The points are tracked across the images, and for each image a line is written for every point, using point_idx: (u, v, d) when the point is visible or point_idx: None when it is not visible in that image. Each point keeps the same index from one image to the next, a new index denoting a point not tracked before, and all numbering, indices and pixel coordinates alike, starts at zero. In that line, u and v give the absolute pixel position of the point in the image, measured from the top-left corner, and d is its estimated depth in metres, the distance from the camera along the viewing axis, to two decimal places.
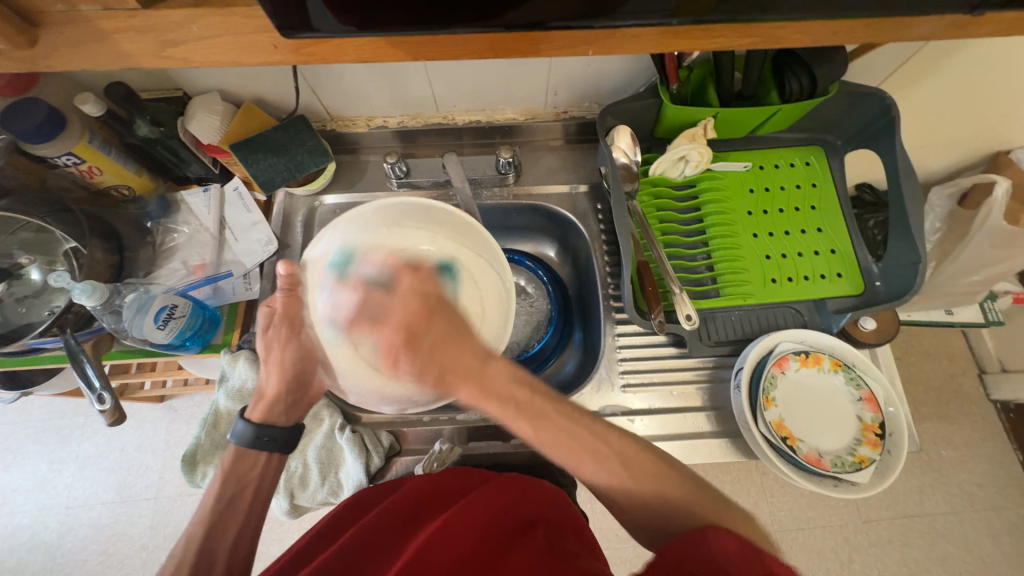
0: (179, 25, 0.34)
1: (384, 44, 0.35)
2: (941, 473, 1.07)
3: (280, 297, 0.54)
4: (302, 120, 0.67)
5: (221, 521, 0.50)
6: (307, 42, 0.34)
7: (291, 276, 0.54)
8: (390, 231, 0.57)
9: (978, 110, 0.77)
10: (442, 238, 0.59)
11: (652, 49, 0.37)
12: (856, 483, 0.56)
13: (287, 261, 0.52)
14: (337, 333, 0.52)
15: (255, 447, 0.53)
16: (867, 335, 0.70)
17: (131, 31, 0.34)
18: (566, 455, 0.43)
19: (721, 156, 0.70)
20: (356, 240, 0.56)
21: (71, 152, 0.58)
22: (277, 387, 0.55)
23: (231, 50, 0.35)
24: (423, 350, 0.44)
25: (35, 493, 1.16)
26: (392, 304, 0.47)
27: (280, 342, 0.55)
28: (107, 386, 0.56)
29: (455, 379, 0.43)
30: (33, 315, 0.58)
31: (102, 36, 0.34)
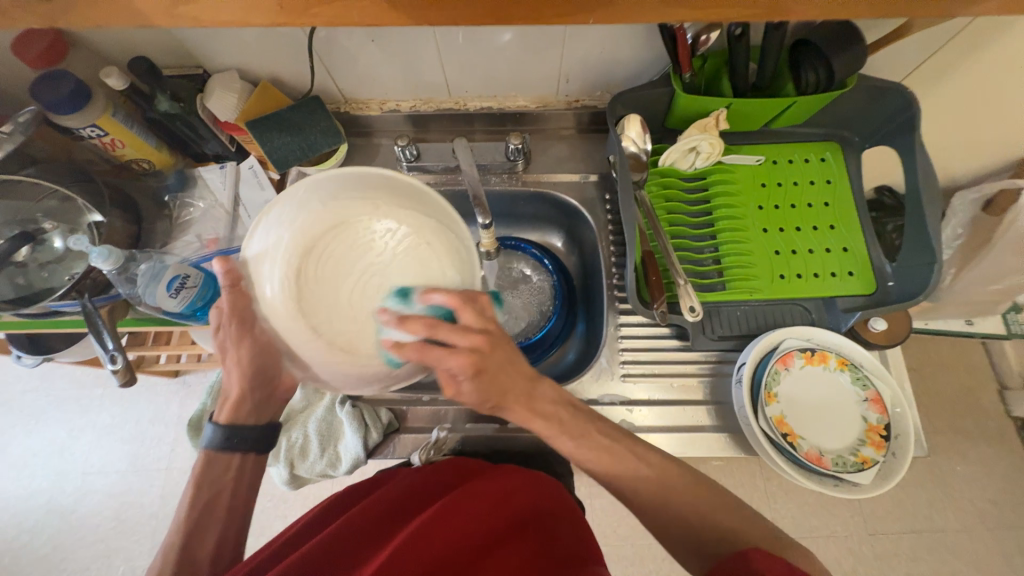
0: None
1: (387, 7, 0.35)
2: (953, 488, 1.04)
3: (226, 296, 0.46)
4: (316, 100, 0.69)
5: (200, 527, 0.50)
6: (312, 3, 0.35)
7: (234, 274, 0.46)
8: (324, 208, 0.47)
9: (1006, 111, 0.74)
10: (384, 207, 0.48)
11: (652, 16, 0.37)
12: (858, 484, 0.55)
13: (224, 257, 0.44)
14: (298, 323, 0.45)
15: (226, 449, 0.53)
16: (878, 337, 0.68)
17: None
18: (596, 464, 0.47)
19: (734, 149, 0.69)
20: (292, 225, 0.45)
21: (95, 124, 0.61)
22: (241, 388, 0.51)
23: (237, 12, 0.36)
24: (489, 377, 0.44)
25: (54, 459, 1.21)
26: (460, 340, 0.42)
27: (233, 342, 0.49)
28: (120, 348, 0.58)
29: (509, 403, 0.47)
30: (54, 280, 0.60)
31: None
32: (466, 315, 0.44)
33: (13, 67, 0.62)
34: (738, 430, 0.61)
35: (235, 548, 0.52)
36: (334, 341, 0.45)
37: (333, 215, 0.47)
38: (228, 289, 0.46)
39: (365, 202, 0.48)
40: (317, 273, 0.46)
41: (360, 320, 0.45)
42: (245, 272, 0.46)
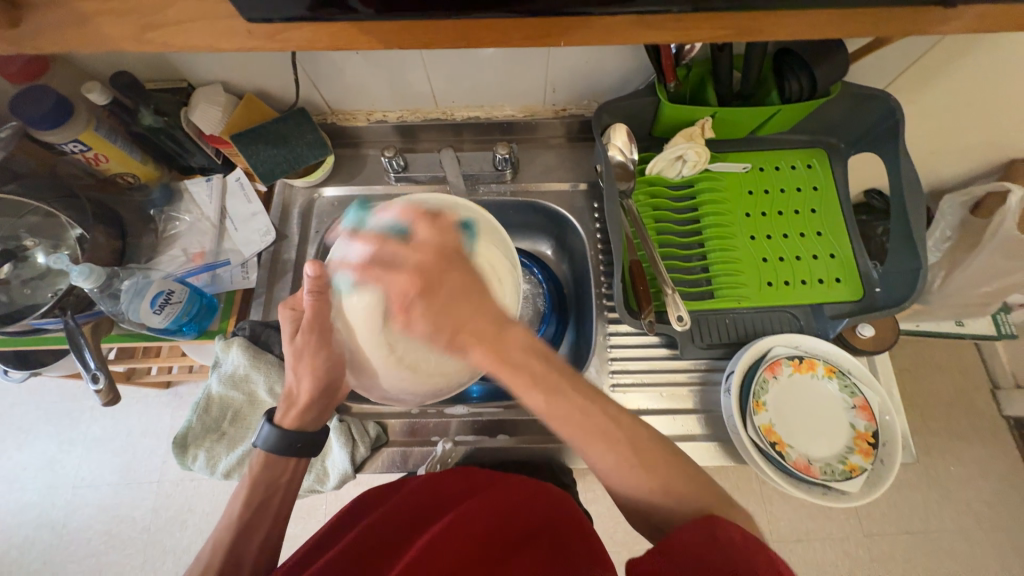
0: (157, 8, 0.34)
1: (359, 32, 0.35)
2: (948, 489, 1.04)
3: (309, 301, 0.48)
4: (303, 112, 0.68)
5: (252, 524, 0.50)
6: (282, 28, 0.35)
7: (320, 281, 0.48)
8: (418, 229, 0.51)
9: (991, 116, 0.74)
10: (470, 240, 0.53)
11: (620, 40, 0.37)
12: (846, 492, 0.55)
13: (316, 262, 0.46)
14: (372, 330, 0.48)
15: (286, 453, 0.52)
16: (865, 342, 0.69)
17: (112, 14, 0.34)
18: (574, 431, 0.42)
19: (721, 157, 0.69)
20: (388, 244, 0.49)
21: (78, 138, 0.60)
22: (310, 394, 0.52)
23: (207, 35, 0.35)
24: (438, 302, 0.44)
25: (44, 473, 1.20)
26: (409, 256, 0.47)
27: (311, 349, 0.50)
28: (102, 367, 0.57)
29: (468, 338, 0.43)
30: (38, 297, 0.60)
31: (84, 18, 0.34)
32: (395, 239, 0.49)
33: None
34: (728, 438, 0.61)
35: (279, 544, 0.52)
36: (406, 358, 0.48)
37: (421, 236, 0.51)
38: (314, 300, 0.48)
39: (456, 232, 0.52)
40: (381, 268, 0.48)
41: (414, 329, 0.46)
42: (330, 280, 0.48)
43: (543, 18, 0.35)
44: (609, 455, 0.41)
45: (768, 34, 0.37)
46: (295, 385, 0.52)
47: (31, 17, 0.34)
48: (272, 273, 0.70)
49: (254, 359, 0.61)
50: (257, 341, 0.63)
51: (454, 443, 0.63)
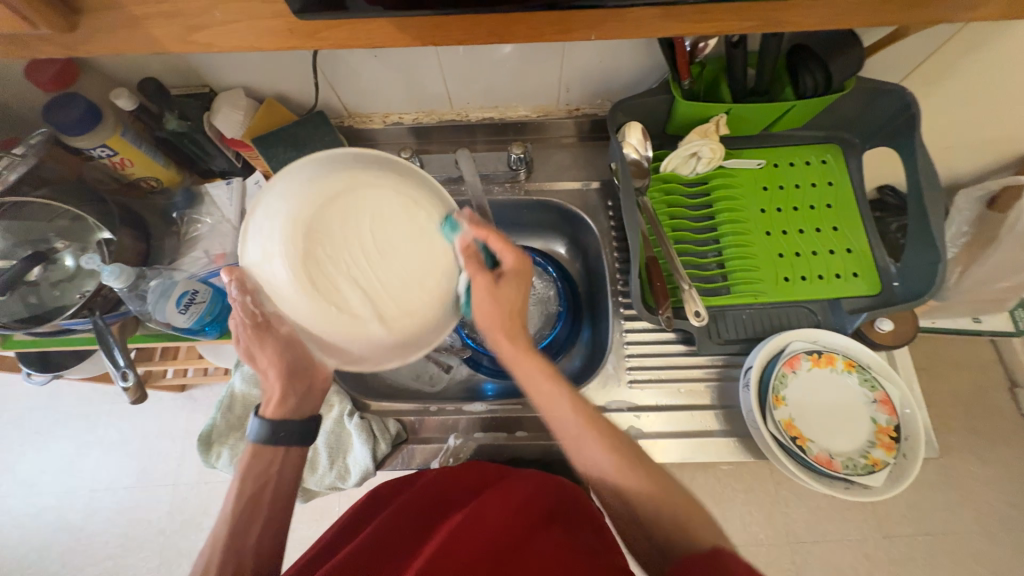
0: (201, 11, 0.35)
1: (393, 30, 0.36)
2: (967, 488, 1.03)
3: (237, 305, 0.47)
4: (320, 116, 0.70)
5: (244, 522, 0.49)
6: (319, 27, 0.36)
7: (242, 280, 0.45)
8: (310, 186, 0.46)
9: (1007, 110, 0.74)
10: (364, 181, 0.48)
11: (651, 33, 0.37)
12: (869, 487, 0.55)
13: (228, 268, 0.45)
14: (331, 313, 0.45)
15: (273, 443, 0.51)
16: (884, 338, 0.68)
17: (158, 17, 0.35)
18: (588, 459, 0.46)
19: (734, 153, 0.70)
20: (283, 210, 0.45)
21: (105, 144, 0.62)
22: (279, 383, 0.51)
23: (247, 35, 0.36)
24: (496, 290, 0.49)
25: (63, 476, 1.22)
26: (505, 253, 0.49)
27: (257, 346, 0.49)
28: (130, 365, 0.59)
29: (501, 336, 0.50)
30: (65, 298, 0.61)
31: (130, 21, 0.35)
32: (482, 279, 0.48)
33: (25, 90, 0.63)
34: (747, 434, 0.61)
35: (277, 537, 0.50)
36: (358, 299, 0.46)
37: (326, 194, 0.47)
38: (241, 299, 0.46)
39: (339, 178, 0.47)
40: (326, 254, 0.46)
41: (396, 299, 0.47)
42: (251, 276, 0.45)
43: (565, 13, 0.35)
44: (611, 457, 0.45)
45: (793, 26, 0.37)
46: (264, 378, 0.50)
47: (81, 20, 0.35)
48: None
49: None
50: None
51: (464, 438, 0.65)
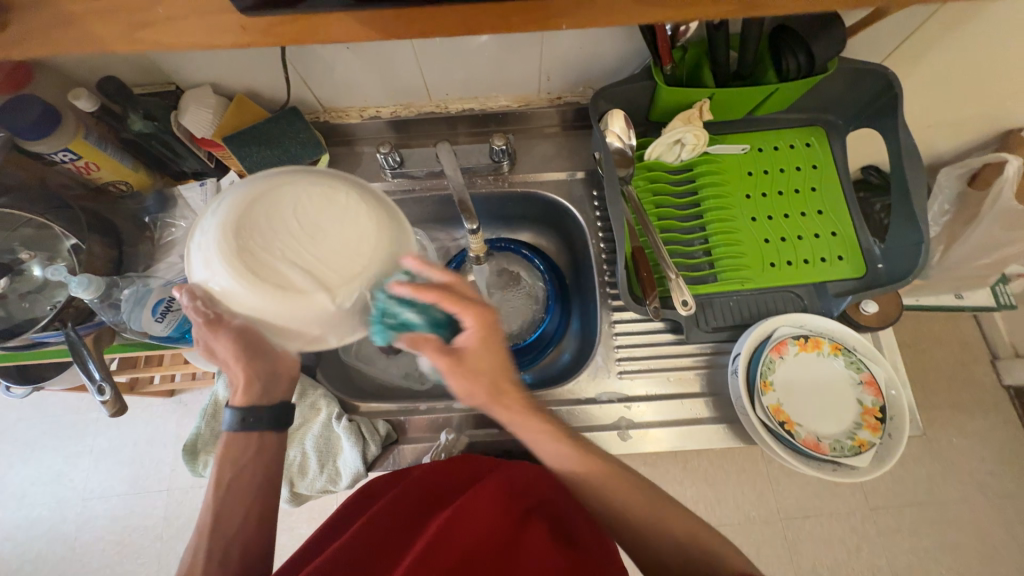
0: (147, 8, 0.33)
1: (357, 25, 0.35)
2: (950, 459, 1.06)
3: (189, 311, 0.41)
4: (293, 112, 0.68)
5: (226, 511, 0.50)
6: (275, 22, 0.34)
7: (201, 295, 0.40)
8: (235, 190, 0.40)
9: (988, 87, 0.74)
10: (290, 173, 0.41)
11: (623, 20, 0.36)
12: (855, 467, 0.55)
13: (181, 284, 0.41)
14: (280, 301, 0.38)
15: (243, 430, 0.51)
16: (869, 319, 0.69)
17: (101, 17, 0.33)
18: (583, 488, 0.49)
19: (718, 139, 0.69)
20: (212, 217, 0.39)
21: (68, 148, 0.59)
22: (245, 374, 0.48)
23: (200, 33, 0.34)
24: (469, 366, 0.43)
25: (53, 486, 1.20)
26: (465, 315, 0.43)
27: (214, 340, 0.45)
28: (107, 378, 0.57)
29: (502, 406, 0.46)
30: (37, 310, 0.59)
31: (71, 21, 0.33)
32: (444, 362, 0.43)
33: None
34: (736, 420, 0.62)
35: (257, 528, 0.50)
36: (306, 285, 0.38)
37: (250, 193, 0.40)
38: (195, 306, 0.40)
39: (267, 178, 0.41)
40: (261, 244, 0.38)
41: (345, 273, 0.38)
42: (208, 292, 0.40)
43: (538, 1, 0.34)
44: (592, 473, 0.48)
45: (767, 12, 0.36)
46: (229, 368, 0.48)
47: (23, 19, 0.33)
48: None
49: None
50: None
51: (457, 433, 0.64)
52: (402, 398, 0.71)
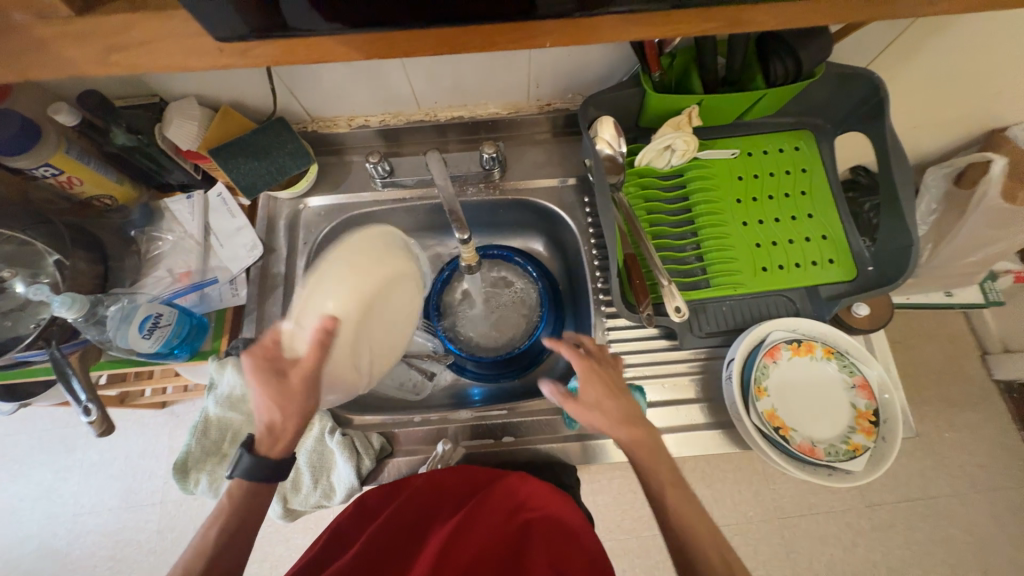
0: (123, 31, 0.32)
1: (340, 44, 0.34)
2: (942, 454, 1.07)
3: (312, 353, 0.42)
4: (282, 122, 0.67)
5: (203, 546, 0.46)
6: (254, 43, 0.33)
7: (324, 330, 0.42)
8: (374, 264, 0.45)
9: (972, 88, 0.75)
10: (403, 263, 0.49)
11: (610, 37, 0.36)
12: (850, 472, 0.55)
13: (331, 317, 0.41)
14: (351, 371, 0.47)
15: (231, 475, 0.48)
16: (860, 322, 0.69)
17: (74, 40, 0.33)
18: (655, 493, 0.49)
19: (708, 144, 0.69)
20: (348, 281, 0.43)
21: (49, 163, 0.58)
22: (292, 429, 0.46)
23: (178, 54, 0.34)
24: (592, 375, 0.53)
25: (42, 503, 1.18)
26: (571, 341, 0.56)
27: (303, 384, 0.44)
28: (93, 398, 0.55)
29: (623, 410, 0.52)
30: (21, 329, 0.58)
31: (43, 44, 0.33)
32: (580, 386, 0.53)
33: None
34: (731, 425, 0.62)
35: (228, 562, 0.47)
36: (365, 367, 0.48)
37: (383, 275, 0.45)
38: (320, 349, 0.42)
39: (393, 260, 0.47)
40: (368, 325, 0.46)
41: (387, 356, 0.52)
42: (326, 328, 0.42)
43: (527, 21, 0.34)
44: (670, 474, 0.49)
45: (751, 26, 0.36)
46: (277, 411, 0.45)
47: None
48: (262, 289, 0.70)
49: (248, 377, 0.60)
50: None
51: (455, 443, 0.63)
52: (396, 409, 0.70)
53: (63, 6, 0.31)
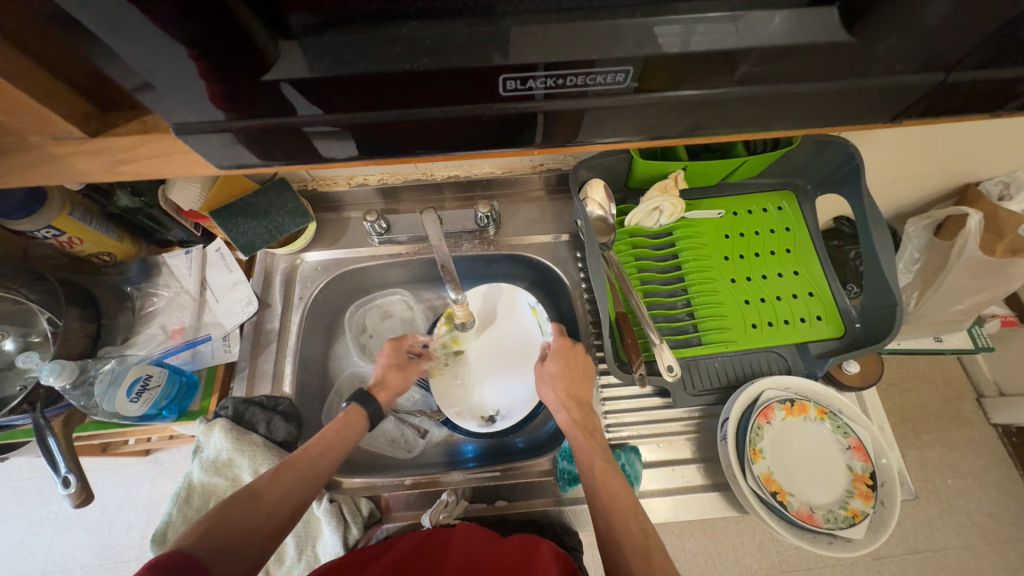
0: (131, 148, 0.35)
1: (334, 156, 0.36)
2: (948, 503, 1.01)
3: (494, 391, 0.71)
4: (282, 182, 0.69)
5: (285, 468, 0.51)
6: (250, 167, 0.36)
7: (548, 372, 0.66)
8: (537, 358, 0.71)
9: (943, 148, 0.79)
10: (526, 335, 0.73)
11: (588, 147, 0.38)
12: (851, 540, 0.54)
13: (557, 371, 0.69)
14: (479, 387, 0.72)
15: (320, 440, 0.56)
16: (852, 379, 0.70)
17: (86, 155, 0.35)
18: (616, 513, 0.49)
19: (694, 204, 0.72)
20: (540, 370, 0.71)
21: (51, 225, 0.57)
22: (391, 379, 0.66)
23: (182, 165, 0.36)
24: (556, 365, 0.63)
25: (11, 559, 1.11)
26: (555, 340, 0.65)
27: (404, 359, 0.69)
28: (73, 468, 0.53)
29: (570, 400, 0.60)
30: (6, 390, 0.56)
31: (55, 158, 0.35)
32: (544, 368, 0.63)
33: None
34: (729, 488, 0.61)
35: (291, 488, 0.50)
36: (473, 382, 0.72)
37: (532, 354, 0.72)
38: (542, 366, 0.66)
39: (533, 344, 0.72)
40: (507, 372, 0.72)
41: (472, 355, 0.73)
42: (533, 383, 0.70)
43: (514, 149, 0.36)
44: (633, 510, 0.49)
45: (722, 137, 0.38)
46: (387, 373, 0.67)
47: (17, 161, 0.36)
48: (255, 345, 0.69)
49: (237, 440, 0.59)
50: (241, 421, 0.61)
51: (456, 497, 0.61)
52: (383, 469, 0.69)
53: (76, 130, 0.34)
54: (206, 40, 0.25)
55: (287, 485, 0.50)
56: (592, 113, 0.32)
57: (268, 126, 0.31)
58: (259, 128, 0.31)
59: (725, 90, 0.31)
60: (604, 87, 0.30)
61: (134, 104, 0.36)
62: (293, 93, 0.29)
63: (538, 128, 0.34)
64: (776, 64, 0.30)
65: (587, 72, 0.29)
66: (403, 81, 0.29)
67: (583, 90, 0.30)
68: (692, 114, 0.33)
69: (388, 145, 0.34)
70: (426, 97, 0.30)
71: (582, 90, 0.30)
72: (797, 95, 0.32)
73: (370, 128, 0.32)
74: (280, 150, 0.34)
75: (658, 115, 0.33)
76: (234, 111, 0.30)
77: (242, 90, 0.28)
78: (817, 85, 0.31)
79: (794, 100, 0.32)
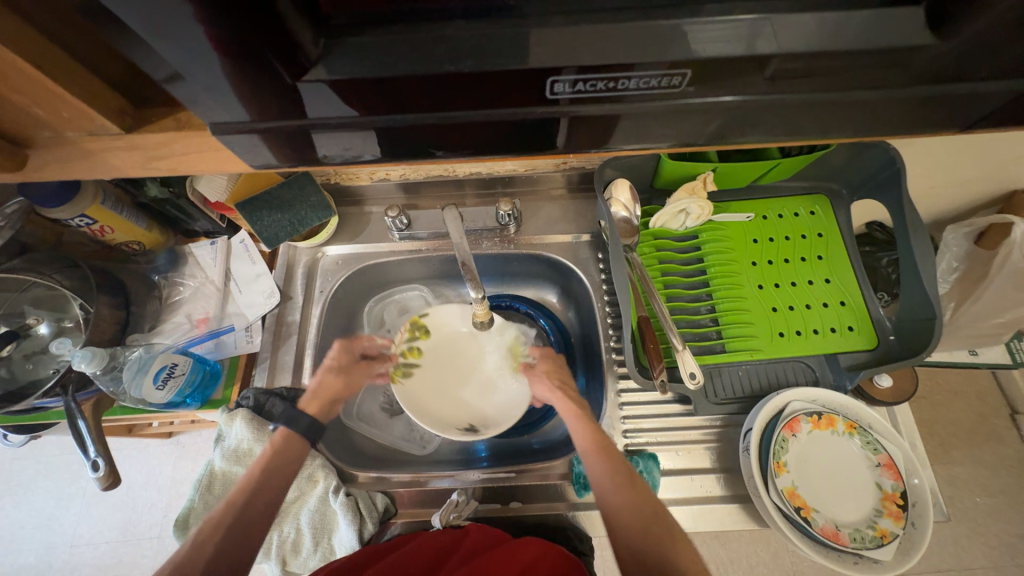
0: (162, 144, 0.35)
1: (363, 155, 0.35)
2: (977, 523, 0.97)
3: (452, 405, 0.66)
4: (306, 176, 0.69)
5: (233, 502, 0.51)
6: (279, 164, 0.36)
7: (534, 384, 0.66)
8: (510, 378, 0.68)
9: (991, 152, 0.75)
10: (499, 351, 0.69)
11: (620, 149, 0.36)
12: (880, 561, 0.52)
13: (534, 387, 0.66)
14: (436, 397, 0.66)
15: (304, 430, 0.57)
16: (884, 393, 0.67)
17: (119, 150, 0.36)
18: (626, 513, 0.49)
19: (722, 207, 0.70)
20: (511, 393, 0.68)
21: (84, 214, 0.59)
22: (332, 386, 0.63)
23: (212, 160, 0.37)
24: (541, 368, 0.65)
25: (42, 531, 1.16)
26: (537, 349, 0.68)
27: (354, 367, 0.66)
28: (101, 453, 0.54)
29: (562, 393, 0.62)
30: (41, 372, 0.59)
31: (90, 153, 0.36)
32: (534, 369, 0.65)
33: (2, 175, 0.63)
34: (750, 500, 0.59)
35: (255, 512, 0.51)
36: (431, 391, 0.66)
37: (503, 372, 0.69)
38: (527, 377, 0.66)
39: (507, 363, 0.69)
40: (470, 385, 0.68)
41: (433, 360, 0.68)
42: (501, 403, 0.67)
43: (545, 151, 0.35)
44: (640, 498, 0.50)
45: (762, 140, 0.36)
46: (325, 378, 0.63)
47: (56, 154, 0.36)
48: (276, 336, 0.70)
49: (258, 431, 0.60)
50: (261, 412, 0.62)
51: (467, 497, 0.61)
52: (400, 464, 0.70)
53: (110, 125, 0.34)
54: (241, 40, 0.25)
55: (246, 511, 0.51)
56: (628, 115, 0.31)
57: (298, 126, 0.31)
58: (290, 128, 0.31)
59: (770, 94, 0.30)
60: (646, 91, 0.29)
61: (166, 100, 0.36)
62: (325, 94, 0.29)
63: (573, 130, 0.32)
64: (826, 68, 0.28)
65: (625, 75, 0.28)
66: (436, 82, 0.28)
67: (620, 94, 0.29)
68: (735, 117, 0.32)
69: (417, 145, 0.34)
70: (458, 98, 0.29)
71: (621, 95, 0.29)
72: (848, 100, 0.30)
73: (401, 129, 0.32)
74: (309, 150, 0.33)
75: (697, 118, 0.32)
76: (265, 112, 0.30)
77: (274, 91, 0.28)
78: (872, 90, 0.29)
79: (844, 105, 0.30)
